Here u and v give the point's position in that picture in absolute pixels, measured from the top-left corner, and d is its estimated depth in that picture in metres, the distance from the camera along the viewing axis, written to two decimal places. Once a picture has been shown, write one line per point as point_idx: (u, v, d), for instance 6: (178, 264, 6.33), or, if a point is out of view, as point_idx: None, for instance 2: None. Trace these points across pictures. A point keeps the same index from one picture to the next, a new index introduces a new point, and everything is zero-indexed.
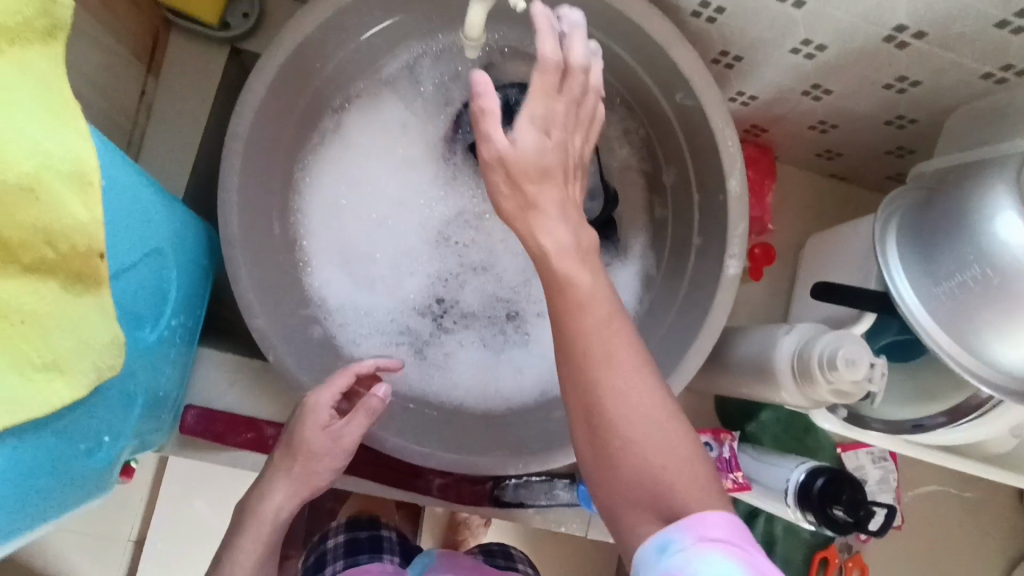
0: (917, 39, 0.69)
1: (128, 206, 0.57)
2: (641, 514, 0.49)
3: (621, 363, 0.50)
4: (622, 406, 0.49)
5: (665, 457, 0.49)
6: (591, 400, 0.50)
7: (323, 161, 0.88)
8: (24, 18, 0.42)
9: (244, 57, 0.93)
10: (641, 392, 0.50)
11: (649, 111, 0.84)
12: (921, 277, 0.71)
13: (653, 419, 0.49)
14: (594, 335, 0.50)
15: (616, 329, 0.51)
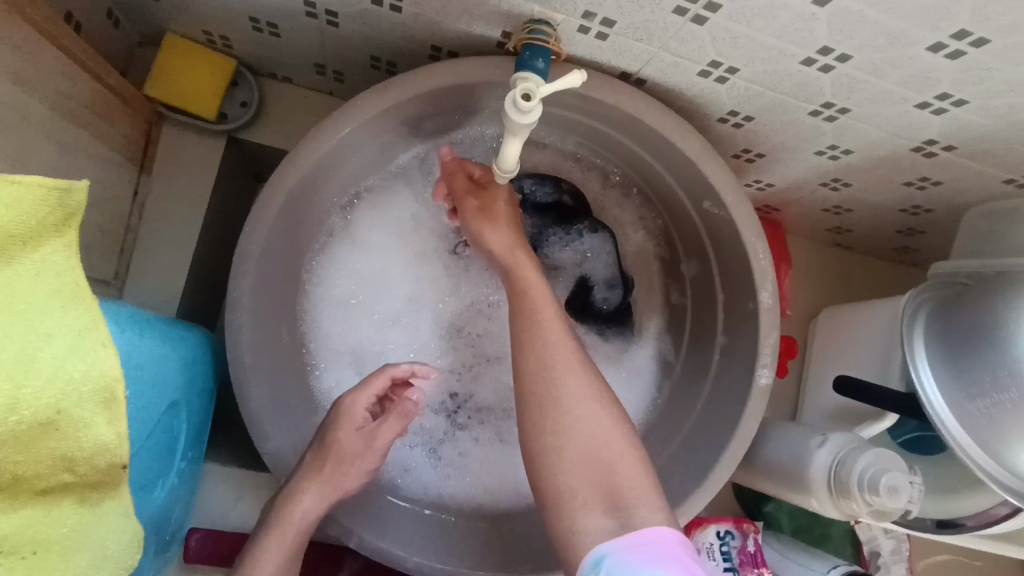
0: (945, 152, 0.69)
1: (141, 370, 0.52)
2: (586, 497, 0.54)
3: (563, 359, 0.59)
4: (571, 414, 0.57)
5: (612, 450, 0.56)
6: (544, 411, 0.58)
7: (330, 260, 0.83)
8: (38, 221, 0.38)
9: (242, 145, 0.88)
10: (581, 410, 0.57)
11: (670, 206, 0.83)
12: (953, 388, 0.70)
13: (600, 441, 0.56)
14: (547, 325, 0.61)
15: (560, 324, 0.62)
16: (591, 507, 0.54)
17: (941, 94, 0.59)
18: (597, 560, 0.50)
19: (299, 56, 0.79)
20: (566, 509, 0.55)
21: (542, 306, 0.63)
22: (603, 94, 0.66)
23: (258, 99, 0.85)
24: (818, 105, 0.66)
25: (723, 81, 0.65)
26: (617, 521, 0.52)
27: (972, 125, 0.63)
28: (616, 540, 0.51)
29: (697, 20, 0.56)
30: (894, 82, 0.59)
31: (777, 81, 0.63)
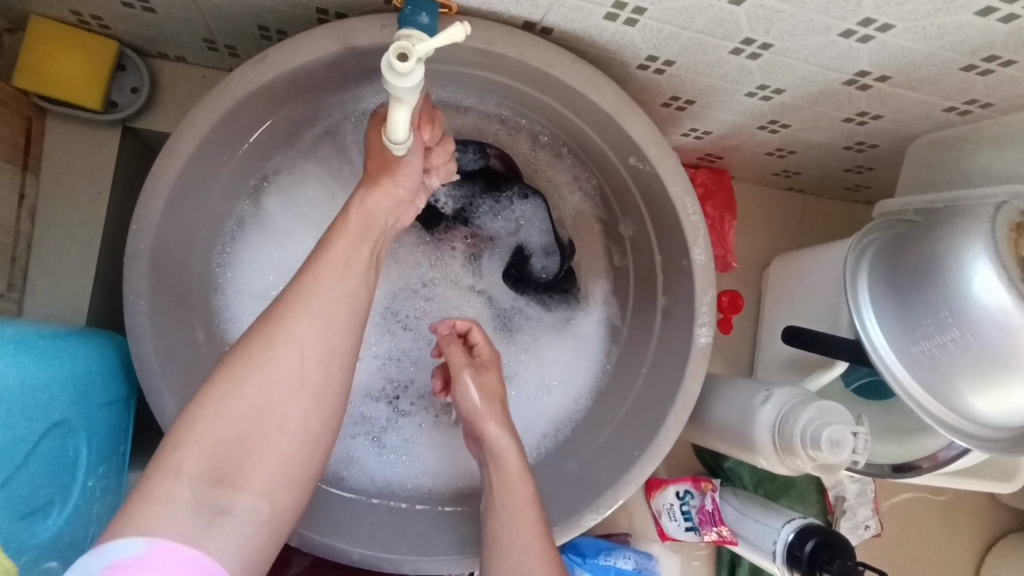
0: (879, 82, 0.65)
1: (7, 392, 0.47)
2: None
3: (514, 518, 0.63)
4: (521, 562, 0.60)
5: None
6: (502, 553, 0.62)
7: (244, 252, 0.79)
8: None
9: (140, 134, 0.81)
10: (525, 551, 0.61)
11: (601, 164, 0.78)
12: (896, 331, 0.68)
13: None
14: (509, 465, 0.67)
15: (523, 471, 0.66)
16: None
17: (864, 19, 0.54)
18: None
19: (183, 31, 0.72)
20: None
21: (504, 450, 0.67)
22: (505, 48, 0.61)
23: (149, 83, 0.78)
24: (738, 42, 0.60)
25: (634, 24, 0.59)
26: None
27: (902, 52, 0.59)
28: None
29: None
30: (813, 10, 0.53)
31: (690, 19, 0.57)
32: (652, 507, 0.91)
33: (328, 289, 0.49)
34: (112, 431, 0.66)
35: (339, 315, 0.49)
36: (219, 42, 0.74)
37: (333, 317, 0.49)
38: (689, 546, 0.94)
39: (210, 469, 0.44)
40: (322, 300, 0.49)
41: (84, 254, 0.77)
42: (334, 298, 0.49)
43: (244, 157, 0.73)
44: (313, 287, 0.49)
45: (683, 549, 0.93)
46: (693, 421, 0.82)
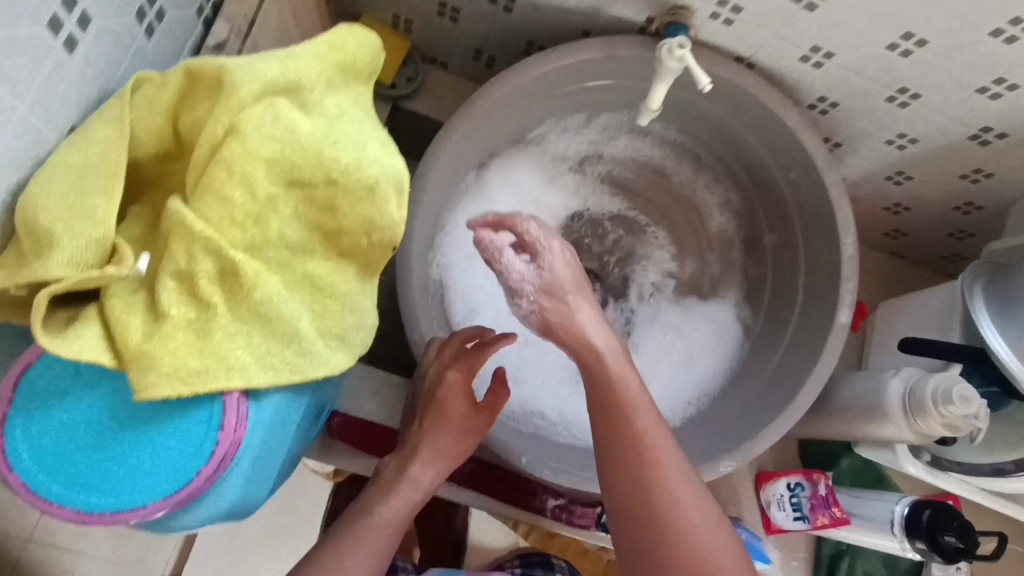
0: (998, 139, 0.84)
1: None
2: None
3: (672, 471, 0.60)
4: (669, 473, 0.60)
5: (711, 552, 0.57)
6: (630, 471, 0.60)
7: (461, 213, 0.97)
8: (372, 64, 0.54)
9: (399, 114, 1.06)
10: (682, 497, 0.59)
11: (758, 183, 0.98)
12: (1013, 332, 0.81)
13: (707, 556, 0.57)
14: (641, 487, 0.59)
15: (702, 510, 0.59)
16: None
17: (998, 78, 0.75)
18: None
19: (465, 41, 0.99)
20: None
21: (682, 495, 0.59)
22: (721, 71, 0.84)
23: (420, 77, 1.05)
24: (895, 90, 0.82)
25: (820, 66, 0.82)
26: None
27: (1022, 111, 0.79)
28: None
29: (809, 7, 0.74)
30: (962, 67, 0.75)
31: (865, 66, 0.79)
32: (761, 498, 0.99)
33: (470, 413, 0.78)
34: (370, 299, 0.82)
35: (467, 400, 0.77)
36: (484, 53, 1.01)
37: (461, 408, 0.77)
38: (790, 546, 1.01)
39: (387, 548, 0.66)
40: (458, 376, 0.77)
41: None
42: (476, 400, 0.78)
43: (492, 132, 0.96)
44: (447, 385, 0.77)
45: (784, 545, 1.00)
46: (816, 410, 0.94)
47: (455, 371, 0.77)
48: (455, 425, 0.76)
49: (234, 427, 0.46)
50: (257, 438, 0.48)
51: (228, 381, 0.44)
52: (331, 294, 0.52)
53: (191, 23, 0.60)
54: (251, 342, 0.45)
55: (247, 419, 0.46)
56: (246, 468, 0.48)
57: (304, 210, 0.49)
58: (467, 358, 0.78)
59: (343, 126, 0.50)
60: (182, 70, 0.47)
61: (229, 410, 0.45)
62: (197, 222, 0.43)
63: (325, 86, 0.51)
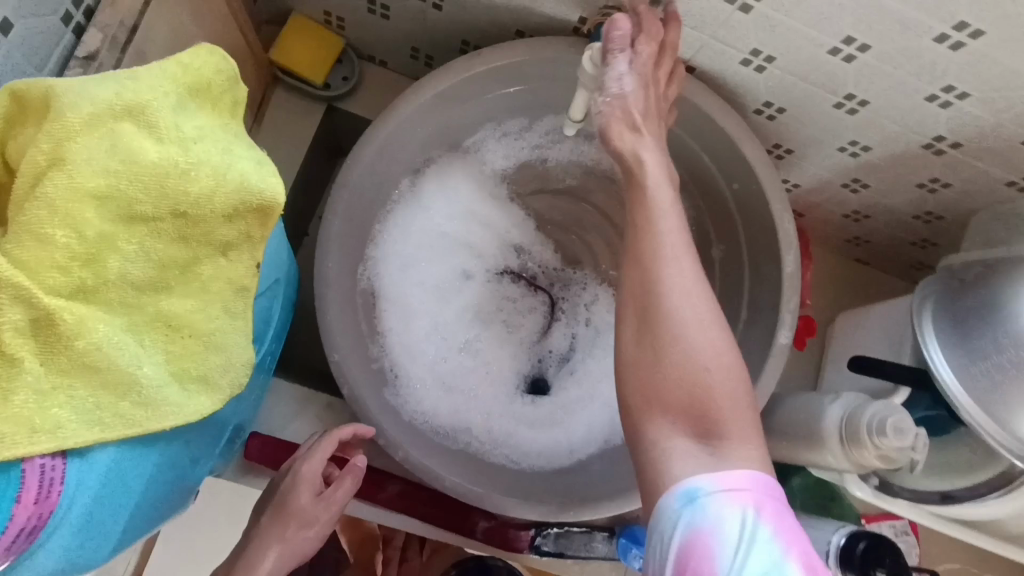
0: (952, 149, 0.79)
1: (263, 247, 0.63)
2: (675, 415, 0.52)
3: (691, 305, 0.53)
4: (687, 347, 0.52)
5: (715, 370, 0.51)
6: (649, 331, 0.53)
7: (397, 220, 0.93)
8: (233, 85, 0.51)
9: (337, 116, 1.02)
10: (696, 332, 0.52)
11: (705, 191, 0.93)
12: (959, 356, 0.77)
13: (705, 358, 0.51)
14: (655, 272, 0.54)
15: (713, 330, 0.52)
16: (677, 429, 0.51)
17: (946, 86, 0.70)
18: (688, 494, 0.48)
19: (399, 39, 0.94)
20: (645, 418, 0.53)
21: (688, 302, 0.53)
22: None
23: (357, 76, 1.00)
24: (841, 97, 0.77)
25: (761, 70, 0.77)
26: (707, 446, 0.50)
27: (973, 120, 0.74)
28: (705, 473, 0.48)
29: (742, 10, 0.68)
30: (907, 73, 0.70)
31: (808, 71, 0.74)
32: None
33: (319, 514, 0.71)
34: (286, 322, 0.80)
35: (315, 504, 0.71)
36: (421, 52, 0.95)
37: (304, 513, 0.71)
38: None
39: None
40: (306, 476, 0.72)
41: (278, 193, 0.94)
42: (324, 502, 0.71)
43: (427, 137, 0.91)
44: (291, 492, 0.71)
45: None
46: (759, 430, 0.91)
47: (300, 477, 0.72)
48: (298, 537, 0.71)
49: (36, 498, 0.42)
50: (76, 505, 0.45)
51: (34, 446, 0.40)
52: (189, 335, 0.49)
53: (57, 34, 0.56)
54: (72, 398, 0.42)
55: (59, 484, 0.43)
56: (68, 533, 0.46)
57: (154, 244, 0.45)
58: (317, 447, 0.74)
59: (197, 148, 0.46)
60: (5, 93, 0.43)
61: (31, 479, 0.41)
62: (8, 265, 0.39)
63: (177, 105, 0.46)
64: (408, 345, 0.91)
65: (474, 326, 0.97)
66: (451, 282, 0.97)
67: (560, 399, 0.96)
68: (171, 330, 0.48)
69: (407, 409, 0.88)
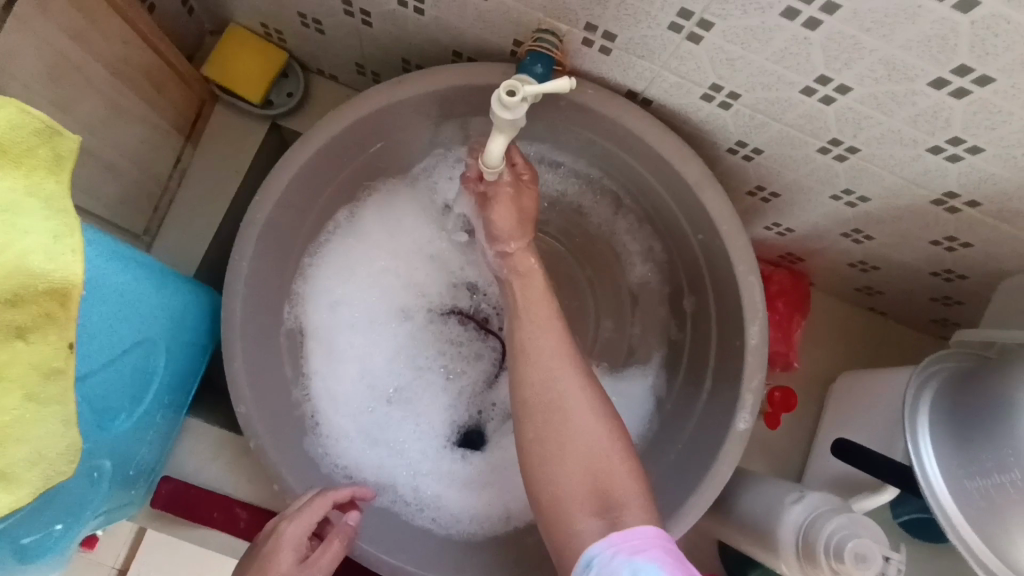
0: (969, 207, 0.64)
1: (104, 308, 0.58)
2: (579, 502, 0.58)
3: (573, 395, 0.63)
4: (573, 421, 0.61)
5: (607, 458, 0.60)
6: (549, 424, 0.62)
7: (328, 258, 0.86)
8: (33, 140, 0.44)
9: (283, 133, 0.95)
10: (580, 420, 0.61)
11: (674, 235, 0.81)
12: (955, 465, 0.63)
13: (594, 446, 0.60)
14: (539, 379, 0.64)
15: (597, 425, 0.61)
16: (585, 510, 0.57)
17: (953, 138, 0.56)
18: (588, 561, 0.53)
19: (341, 54, 0.85)
20: (563, 509, 0.58)
21: (576, 404, 0.62)
22: (605, 110, 0.67)
23: (303, 91, 0.92)
24: (826, 142, 0.63)
25: (727, 107, 0.64)
26: (607, 520, 0.55)
27: (992, 177, 0.59)
28: (601, 539, 0.53)
29: (693, 39, 0.56)
30: (903, 121, 0.56)
31: (782, 111, 0.61)
32: None
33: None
34: (187, 365, 0.76)
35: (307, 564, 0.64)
36: (367, 68, 0.87)
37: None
38: None
39: None
40: (293, 535, 0.65)
41: (208, 218, 0.88)
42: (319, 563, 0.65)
43: (362, 165, 0.83)
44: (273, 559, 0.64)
45: None
46: (721, 514, 0.79)
47: (285, 539, 0.64)
48: None
49: None
50: None
51: None
52: None
53: None
54: None
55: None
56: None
57: None
58: (309, 507, 0.67)
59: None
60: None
61: None
62: None
63: None
64: (334, 393, 0.85)
65: (410, 373, 0.91)
66: (389, 325, 0.90)
67: (498, 458, 0.89)
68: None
69: (327, 463, 0.82)
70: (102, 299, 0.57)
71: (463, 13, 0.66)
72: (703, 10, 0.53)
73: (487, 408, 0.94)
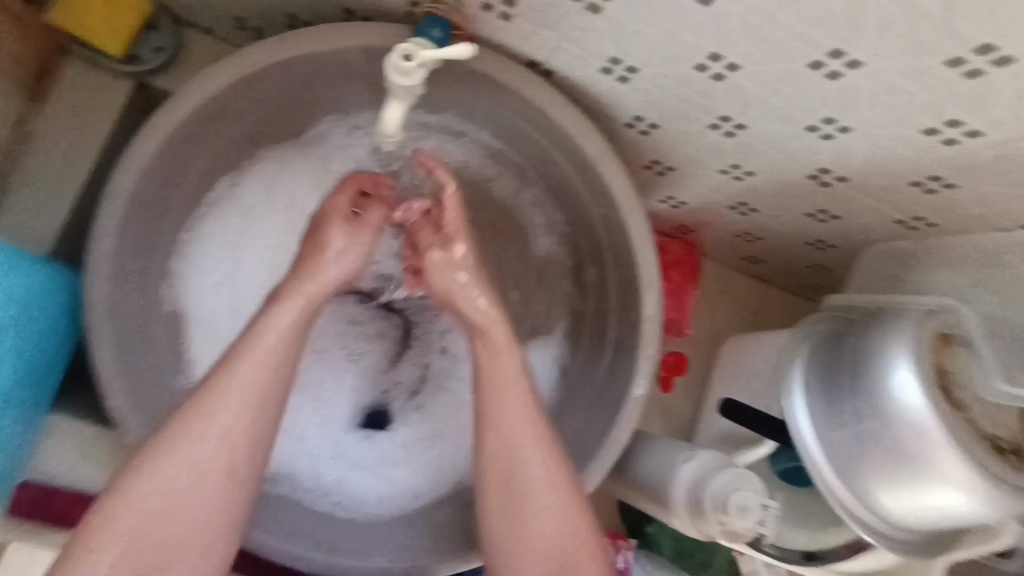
0: (839, 182, 0.70)
1: None
2: (494, 507, 0.68)
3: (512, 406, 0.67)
4: (512, 426, 0.67)
5: (535, 468, 0.66)
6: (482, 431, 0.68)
7: (208, 234, 0.80)
8: None
9: (152, 92, 0.84)
10: (519, 426, 0.67)
11: (575, 208, 0.82)
12: (822, 418, 0.70)
13: (556, 538, 0.66)
14: (490, 403, 0.68)
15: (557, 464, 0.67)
16: (494, 514, 0.68)
17: (827, 118, 0.59)
18: None
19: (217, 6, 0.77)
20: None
21: (537, 493, 0.66)
22: (506, 80, 0.66)
23: (176, 44, 0.82)
24: (716, 118, 0.66)
25: (625, 81, 0.64)
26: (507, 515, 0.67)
27: (859, 156, 0.64)
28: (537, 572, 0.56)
29: (591, 9, 0.56)
30: (784, 100, 0.59)
31: (677, 87, 0.62)
32: None
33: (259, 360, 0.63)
34: (43, 354, 0.67)
35: (249, 403, 0.62)
36: (247, 22, 0.79)
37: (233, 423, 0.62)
38: None
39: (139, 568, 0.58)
40: (244, 382, 0.62)
41: (61, 187, 0.77)
42: (274, 346, 0.64)
43: (246, 130, 0.76)
44: (270, 318, 0.65)
45: None
46: (621, 476, 0.83)
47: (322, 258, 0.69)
48: (270, 375, 0.64)
49: None
50: None
51: None
52: None
53: None
54: None
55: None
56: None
57: None
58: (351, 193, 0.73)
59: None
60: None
61: None
62: None
63: None
64: None
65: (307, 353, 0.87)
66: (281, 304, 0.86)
67: (404, 435, 0.87)
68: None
69: None
70: None
71: None
72: None
73: (393, 386, 0.90)
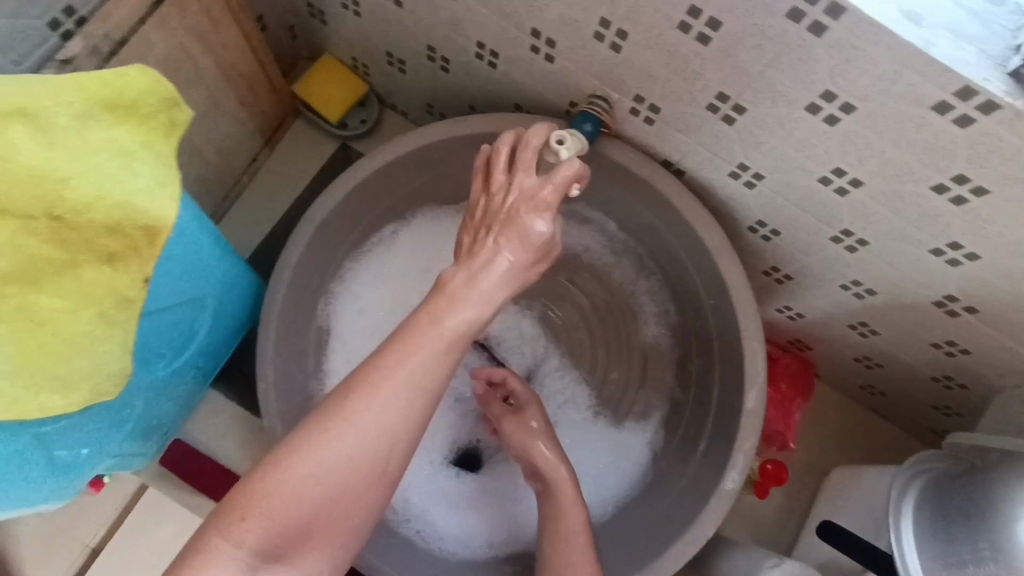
0: (967, 313, 0.69)
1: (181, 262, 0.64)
2: None
3: (574, 544, 0.72)
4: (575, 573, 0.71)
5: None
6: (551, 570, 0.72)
7: (366, 267, 0.93)
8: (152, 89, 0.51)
9: (349, 153, 1.04)
10: (578, 559, 0.72)
11: (691, 301, 0.87)
12: (933, 556, 0.65)
13: None
14: (564, 522, 0.73)
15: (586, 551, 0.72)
16: None
17: (953, 243, 0.61)
18: None
19: (416, 93, 0.96)
20: None
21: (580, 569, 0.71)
22: (642, 173, 0.75)
23: (375, 121, 1.02)
24: (838, 231, 0.69)
25: (751, 187, 0.70)
26: None
27: (988, 287, 0.64)
28: None
29: (726, 120, 0.64)
30: (906, 220, 0.62)
31: (801, 198, 0.67)
32: None
33: (426, 354, 0.50)
34: (227, 336, 0.81)
35: (379, 445, 0.48)
36: (435, 109, 0.97)
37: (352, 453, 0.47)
38: None
39: (280, 540, 0.46)
40: (386, 402, 0.48)
41: (265, 214, 0.97)
42: (397, 400, 0.48)
43: (417, 190, 0.91)
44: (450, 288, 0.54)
45: None
46: None
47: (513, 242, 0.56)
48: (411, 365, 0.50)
49: None
50: None
51: None
52: (51, 333, 0.50)
53: (39, 35, 0.59)
54: None
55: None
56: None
57: (25, 240, 0.47)
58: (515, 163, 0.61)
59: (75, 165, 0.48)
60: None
61: None
62: None
63: (79, 118, 0.49)
64: None
65: None
66: None
67: (489, 484, 0.91)
68: (39, 340, 0.50)
69: None
70: (181, 255, 0.63)
71: (529, 71, 0.75)
72: (737, 96, 0.60)
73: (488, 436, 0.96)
